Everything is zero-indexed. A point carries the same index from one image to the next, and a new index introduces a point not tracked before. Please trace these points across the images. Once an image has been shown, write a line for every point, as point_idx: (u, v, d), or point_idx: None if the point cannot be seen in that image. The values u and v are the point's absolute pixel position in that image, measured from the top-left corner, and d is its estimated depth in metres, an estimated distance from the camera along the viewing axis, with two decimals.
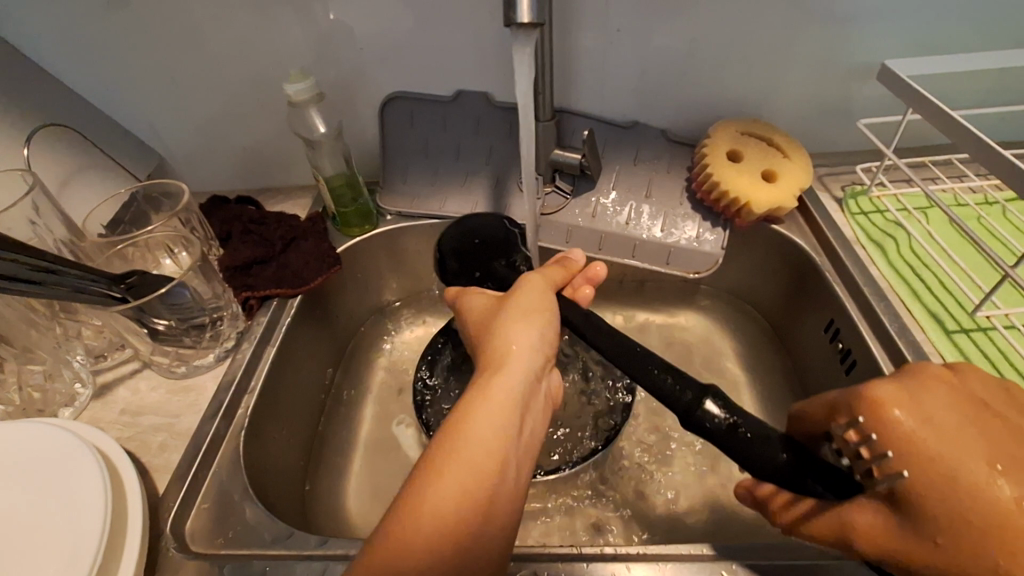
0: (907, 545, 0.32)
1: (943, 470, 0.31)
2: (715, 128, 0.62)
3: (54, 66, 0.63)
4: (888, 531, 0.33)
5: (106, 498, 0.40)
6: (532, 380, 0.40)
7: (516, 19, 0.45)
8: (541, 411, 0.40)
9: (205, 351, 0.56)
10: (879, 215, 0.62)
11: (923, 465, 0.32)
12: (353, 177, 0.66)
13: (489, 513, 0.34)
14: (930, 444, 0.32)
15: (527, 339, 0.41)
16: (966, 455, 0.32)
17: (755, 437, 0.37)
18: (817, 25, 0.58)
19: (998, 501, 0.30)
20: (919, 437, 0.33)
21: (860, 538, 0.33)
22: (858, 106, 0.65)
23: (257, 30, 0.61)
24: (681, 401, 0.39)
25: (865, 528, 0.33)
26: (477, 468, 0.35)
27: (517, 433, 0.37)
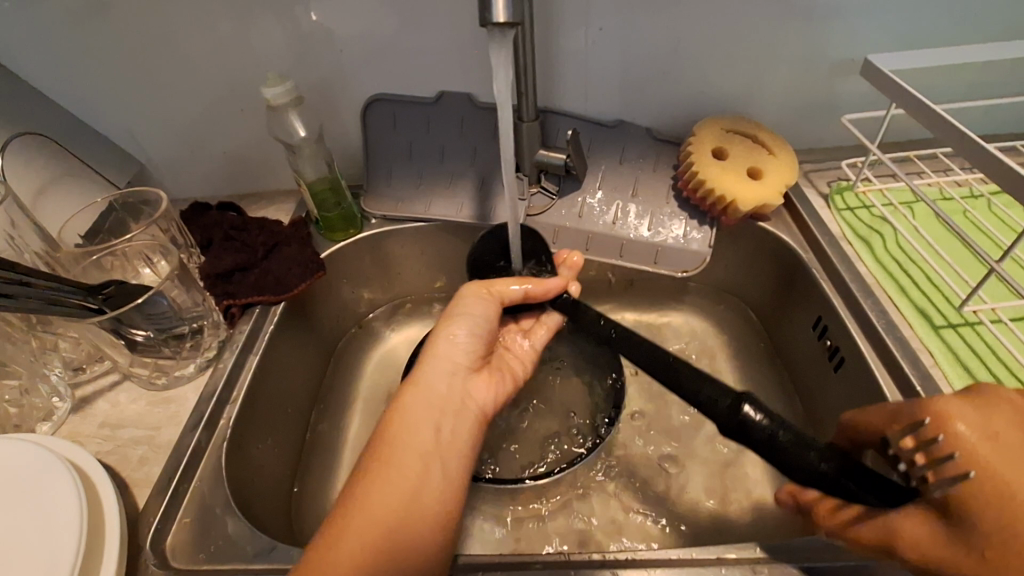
0: (954, 552, 0.32)
1: (1006, 491, 0.31)
2: (699, 125, 0.62)
3: (26, 72, 0.62)
4: (939, 539, 0.33)
5: (79, 518, 0.39)
6: (446, 389, 0.45)
7: (492, 19, 0.44)
8: (462, 415, 0.45)
9: (186, 362, 0.54)
10: (865, 210, 0.62)
11: (988, 493, 0.32)
12: (336, 181, 0.65)
13: (411, 505, 0.38)
14: (993, 458, 0.32)
15: (439, 352, 0.47)
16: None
17: (797, 443, 0.36)
18: (800, 21, 0.58)
19: None
20: (987, 456, 0.32)
21: (909, 545, 0.33)
22: (842, 101, 0.64)
23: (235, 33, 0.60)
24: (719, 406, 0.39)
25: (914, 538, 0.33)
26: (400, 462, 0.39)
27: (427, 433, 0.41)
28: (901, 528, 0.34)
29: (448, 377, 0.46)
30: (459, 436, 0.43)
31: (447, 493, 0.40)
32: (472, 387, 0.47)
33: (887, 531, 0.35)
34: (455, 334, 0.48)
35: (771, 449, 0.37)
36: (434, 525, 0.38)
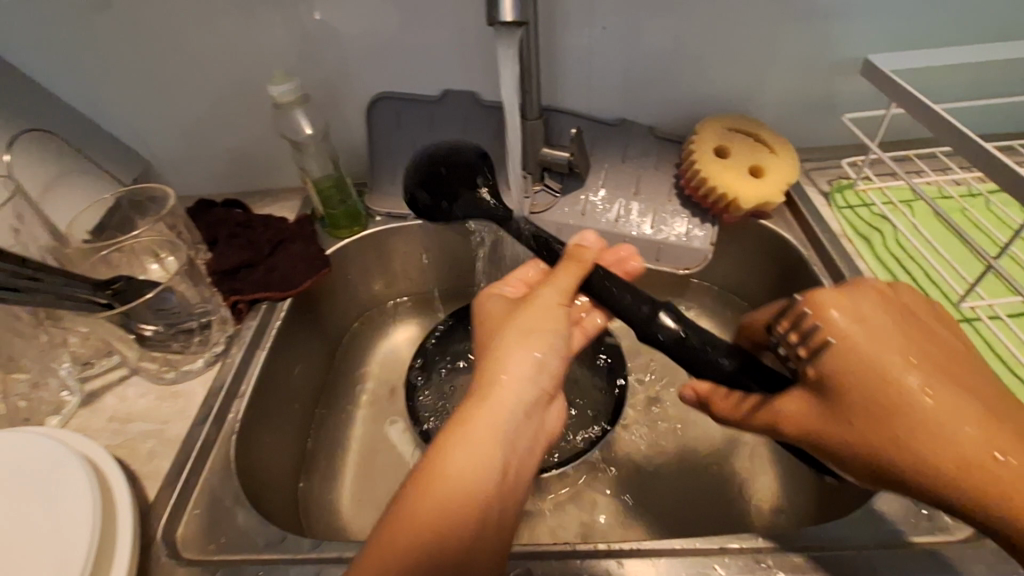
0: (826, 425, 0.34)
1: (871, 370, 0.33)
2: (701, 124, 0.62)
3: (33, 69, 0.62)
4: (813, 415, 0.35)
5: (93, 513, 0.39)
6: (513, 421, 0.38)
7: (500, 18, 0.45)
8: (525, 456, 0.39)
9: (194, 356, 0.55)
10: (865, 208, 0.63)
11: (858, 373, 0.33)
12: (341, 179, 0.65)
13: (464, 550, 0.34)
14: (862, 340, 0.33)
15: (518, 363, 0.39)
16: (892, 353, 0.33)
17: (707, 345, 0.43)
18: (800, 22, 0.58)
19: (914, 392, 0.32)
20: (857, 339, 0.33)
21: (789, 422, 0.36)
22: (842, 101, 0.65)
23: (241, 31, 0.60)
24: (639, 313, 0.45)
25: (792, 414, 0.36)
26: (456, 500, 0.34)
27: (492, 470, 0.36)
28: (791, 415, 0.36)
29: (518, 411, 0.38)
30: (521, 476, 0.38)
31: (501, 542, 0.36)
32: (540, 421, 0.40)
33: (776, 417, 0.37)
34: (533, 345, 0.40)
35: (681, 349, 0.44)
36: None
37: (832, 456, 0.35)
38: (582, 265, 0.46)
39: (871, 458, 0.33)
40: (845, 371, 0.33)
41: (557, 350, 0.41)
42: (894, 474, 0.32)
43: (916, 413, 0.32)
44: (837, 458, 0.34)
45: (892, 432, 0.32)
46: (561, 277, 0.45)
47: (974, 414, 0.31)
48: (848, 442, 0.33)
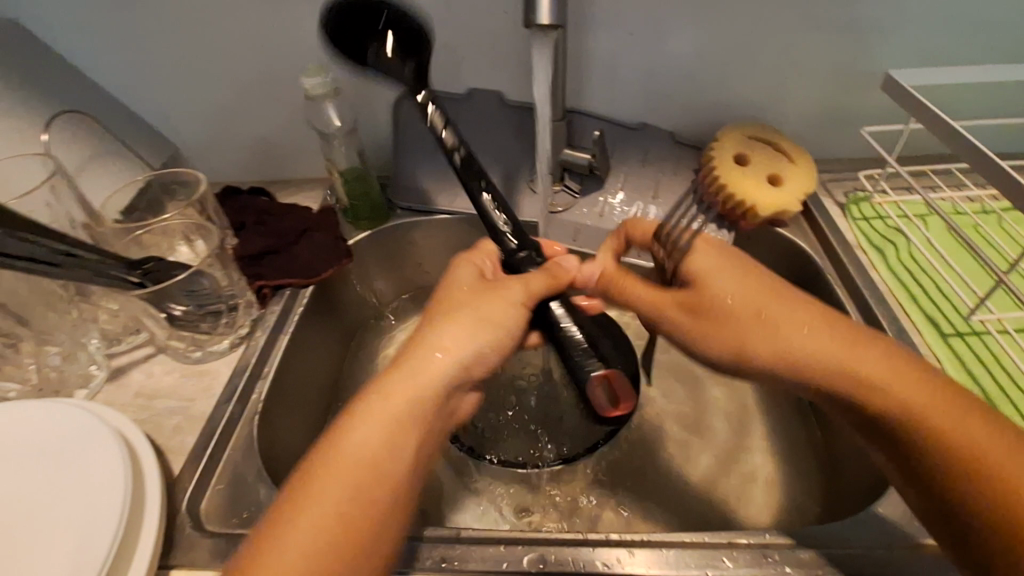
0: (704, 326, 0.43)
1: (724, 279, 0.43)
2: (722, 132, 0.64)
3: (73, 54, 0.65)
4: (686, 316, 0.44)
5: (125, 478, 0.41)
6: (423, 406, 0.38)
7: (536, 21, 0.46)
8: (430, 440, 0.39)
9: (220, 337, 0.56)
10: (879, 221, 0.64)
11: (715, 281, 0.44)
12: (365, 171, 0.67)
13: (356, 534, 0.34)
14: (713, 264, 0.44)
15: (435, 351, 0.40)
16: (736, 273, 0.44)
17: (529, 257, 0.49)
18: (821, 35, 0.60)
19: (753, 296, 0.42)
20: (708, 260, 0.45)
21: (675, 325, 0.44)
22: (860, 114, 0.66)
23: (276, 23, 0.62)
24: (507, 247, 0.50)
25: (675, 317, 0.44)
26: (348, 481, 0.35)
27: (396, 454, 0.37)
28: (666, 315, 0.45)
29: (429, 399, 0.39)
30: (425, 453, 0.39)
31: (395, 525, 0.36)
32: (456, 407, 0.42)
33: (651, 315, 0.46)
34: (459, 329, 0.40)
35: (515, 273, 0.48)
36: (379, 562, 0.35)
37: (703, 352, 0.43)
38: (551, 279, 0.45)
39: (740, 355, 0.42)
40: (708, 280, 0.44)
41: (487, 358, 0.41)
42: (758, 364, 0.41)
43: (764, 310, 0.41)
44: (705, 355, 0.43)
45: (751, 327, 0.41)
46: (535, 276, 0.45)
47: (807, 318, 0.40)
48: (717, 340, 0.42)
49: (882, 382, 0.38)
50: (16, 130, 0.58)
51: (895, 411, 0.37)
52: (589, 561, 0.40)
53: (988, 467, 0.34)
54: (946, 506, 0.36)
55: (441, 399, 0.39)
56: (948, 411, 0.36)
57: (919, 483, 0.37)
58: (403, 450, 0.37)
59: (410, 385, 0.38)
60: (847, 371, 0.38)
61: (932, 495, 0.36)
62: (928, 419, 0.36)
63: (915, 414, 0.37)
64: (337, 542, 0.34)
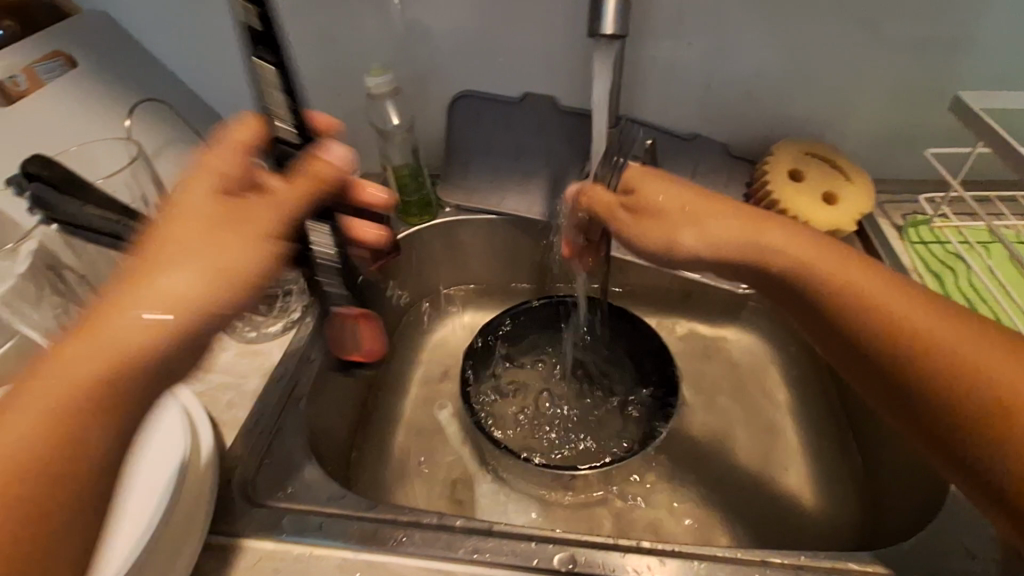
0: (682, 234, 0.46)
1: (684, 196, 0.48)
2: (778, 146, 0.63)
3: (155, 47, 0.70)
4: (661, 224, 0.47)
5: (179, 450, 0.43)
6: (128, 325, 0.31)
7: (600, 31, 0.47)
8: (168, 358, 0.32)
9: (273, 320, 0.59)
10: (938, 245, 0.61)
11: (677, 197, 0.48)
12: (418, 169, 0.69)
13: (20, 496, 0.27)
14: (671, 185, 0.49)
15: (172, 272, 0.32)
16: (695, 193, 0.48)
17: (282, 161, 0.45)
18: (887, 51, 0.59)
19: (717, 213, 0.46)
20: (668, 181, 0.49)
21: (652, 237, 0.48)
22: (923, 135, 0.64)
23: (343, 21, 0.65)
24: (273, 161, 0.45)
25: (652, 231, 0.48)
26: (22, 413, 0.29)
27: (90, 382, 0.30)
28: (614, 218, 0.50)
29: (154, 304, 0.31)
30: (153, 384, 0.32)
31: (89, 481, 0.29)
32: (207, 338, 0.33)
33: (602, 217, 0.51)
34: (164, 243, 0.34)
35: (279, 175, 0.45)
36: (72, 540, 0.29)
37: (646, 252, 0.48)
38: (320, 177, 0.41)
39: (675, 249, 0.47)
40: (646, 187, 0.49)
41: (227, 299, 0.34)
42: (691, 255, 0.46)
43: (722, 223, 0.46)
44: (648, 253, 0.48)
45: (684, 220, 0.47)
46: (289, 191, 0.40)
47: (771, 229, 0.45)
48: (658, 238, 0.47)
49: (800, 267, 0.43)
50: (103, 116, 0.62)
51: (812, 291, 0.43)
52: (619, 565, 0.41)
53: (904, 321, 0.39)
54: (886, 368, 0.39)
55: (174, 344, 0.32)
56: (859, 277, 0.42)
57: (849, 354, 0.41)
58: (94, 431, 0.30)
59: (163, 292, 0.32)
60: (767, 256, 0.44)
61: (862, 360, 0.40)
62: (847, 301, 0.41)
63: (887, 319, 0.39)
64: (12, 513, 0.27)
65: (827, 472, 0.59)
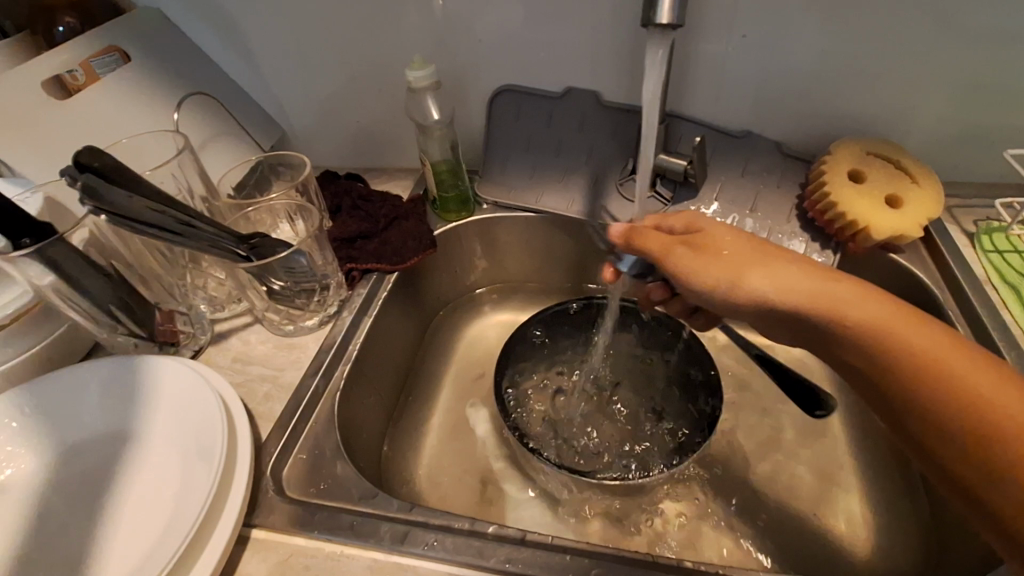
0: (742, 275, 0.42)
1: (745, 243, 0.45)
2: (837, 145, 0.59)
3: (203, 41, 0.71)
4: (719, 267, 0.43)
5: (217, 444, 0.43)
6: None
7: (656, 19, 0.46)
8: None
9: (310, 314, 0.59)
10: (1016, 255, 0.57)
11: (735, 244, 0.45)
12: (456, 165, 0.68)
13: None
14: (727, 233, 0.46)
15: None
16: (750, 242, 0.45)
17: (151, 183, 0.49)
18: (964, 43, 0.54)
19: (779, 265, 0.43)
20: (720, 229, 0.46)
21: (711, 279, 0.43)
22: (1001, 134, 0.60)
23: (387, 17, 0.65)
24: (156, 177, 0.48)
25: (708, 274, 0.43)
26: None
27: None
28: (671, 256, 0.45)
29: None
30: None
31: None
32: None
33: (656, 257, 0.46)
34: None
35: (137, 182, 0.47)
36: None
37: (706, 295, 0.44)
38: None
39: (742, 292, 0.42)
40: (710, 230, 0.46)
41: None
42: (756, 300, 0.42)
43: (789, 276, 0.42)
44: (704, 293, 0.44)
45: (752, 264, 0.43)
46: None
47: (846, 286, 0.41)
48: (721, 281, 0.43)
49: (878, 331, 0.39)
50: (154, 110, 0.64)
51: (891, 361, 0.38)
52: None
53: (1004, 415, 0.34)
54: (962, 461, 0.35)
55: None
56: (948, 353, 0.37)
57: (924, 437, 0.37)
58: None
59: None
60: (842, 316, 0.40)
61: (934, 445, 0.36)
62: (927, 378, 0.37)
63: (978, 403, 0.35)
64: None
65: (880, 498, 0.56)
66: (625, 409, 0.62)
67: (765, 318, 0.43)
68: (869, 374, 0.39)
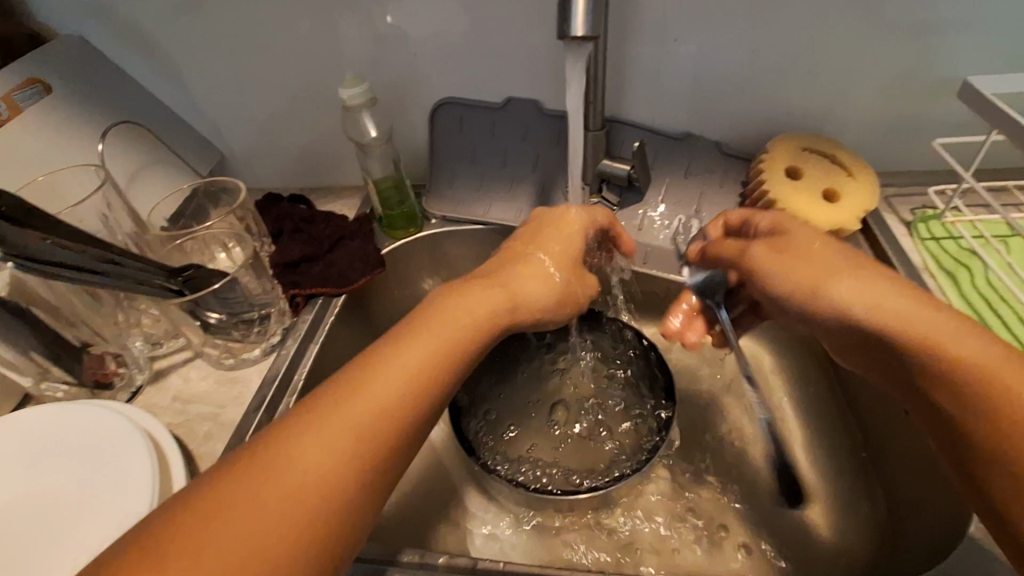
0: (820, 279, 0.42)
1: (838, 253, 0.43)
2: (772, 143, 0.59)
3: (127, 66, 0.68)
4: (792, 271, 0.43)
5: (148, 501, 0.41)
6: None
7: (570, 33, 0.45)
8: None
9: (253, 345, 0.57)
10: (952, 241, 0.58)
11: (828, 249, 0.44)
12: (400, 180, 0.67)
13: None
14: (816, 241, 0.45)
15: None
16: (844, 253, 0.43)
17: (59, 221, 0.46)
18: (886, 37, 0.55)
19: (876, 277, 0.41)
20: (799, 234, 0.45)
21: (783, 278, 0.44)
22: (930, 124, 0.61)
23: (318, 35, 0.63)
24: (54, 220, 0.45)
25: (771, 271, 0.45)
26: None
27: None
28: (753, 256, 0.47)
29: None
30: None
31: None
32: None
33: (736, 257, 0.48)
34: None
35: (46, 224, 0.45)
36: None
37: (780, 295, 0.44)
38: None
39: (822, 301, 0.42)
40: (797, 232, 0.46)
41: None
42: (832, 309, 0.41)
43: (882, 288, 0.40)
44: (775, 294, 0.45)
45: (839, 271, 0.42)
46: None
47: (948, 316, 0.37)
48: (798, 286, 0.43)
49: (976, 366, 0.35)
50: (76, 142, 0.61)
51: (983, 402, 0.34)
52: None
53: None
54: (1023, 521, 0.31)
55: None
56: None
57: (988, 493, 0.33)
58: None
59: None
60: (923, 340, 0.37)
61: (996, 499, 0.33)
62: (985, 402, 0.34)
63: None
64: None
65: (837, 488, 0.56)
66: (591, 401, 0.62)
67: (842, 333, 0.41)
68: (945, 420, 0.36)
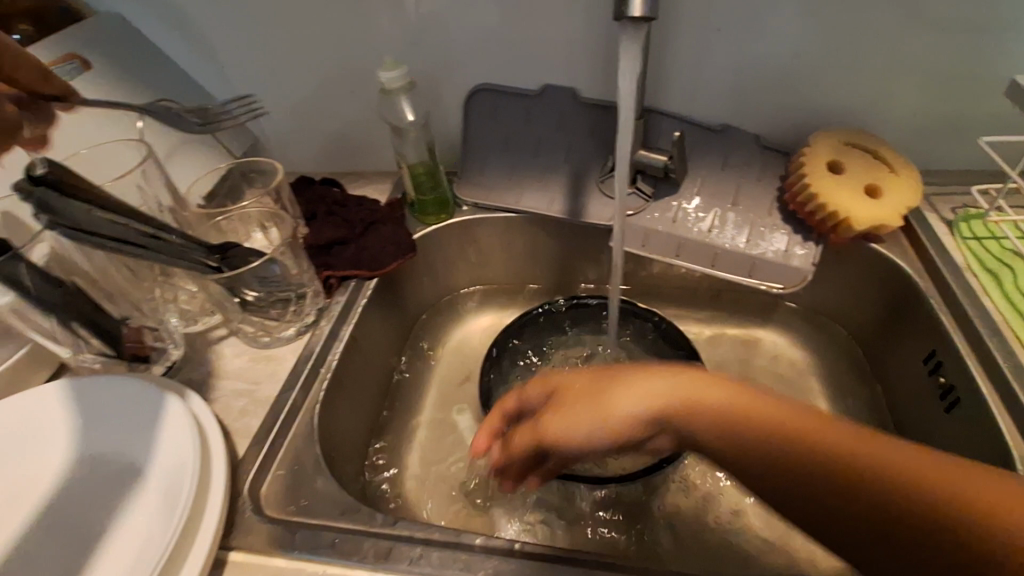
0: (566, 426, 0.38)
1: (603, 371, 0.39)
2: (815, 137, 0.58)
3: (166, 45, 0.68)
4: (567, 420, 0.38)
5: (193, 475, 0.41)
6: None
7: (628, 13, 0.45)
8: None
9: (288, 324, 0.58)
10: (995, 241, 0.57)
11: (577, 388, 0.40)
12: (434, 166, 0.67)
13: None
14: (554, 379, 0.42)
15: None
16: (614, 390, 0.37)
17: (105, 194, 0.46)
18: (934, 33, 0.54)
19: (605, 373, 0.39)
20: (551, 421, 0.39)
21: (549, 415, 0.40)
22: (975, 123, 0.60)
23: (355, 18, 0.63)
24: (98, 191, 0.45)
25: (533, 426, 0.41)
26: None
27: None
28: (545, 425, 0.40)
29: None
30: None
31: None
32: None
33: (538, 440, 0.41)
34: None
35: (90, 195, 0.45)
36: None
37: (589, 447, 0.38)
38: None
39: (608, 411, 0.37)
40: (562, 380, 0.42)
41: None
42: (627, 418, 0.36)
43: (596, 385, 0.39)
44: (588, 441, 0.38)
45: (611, 383, 0.38)
46: None
47: (710, 379, 0.36)
48: (588, 426, 0.37)
49: (724, 423, 0.35)
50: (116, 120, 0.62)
51: (781, 448, 0.33)
52: None
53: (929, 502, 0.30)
54: None
55: None
56: (866, 447, 0.32)
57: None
58: None
59: None
60: (747, 412, 0.34)
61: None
62: (941, 500, 0.29)
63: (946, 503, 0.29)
64: None
65: None
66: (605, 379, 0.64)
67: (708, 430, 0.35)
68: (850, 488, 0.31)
